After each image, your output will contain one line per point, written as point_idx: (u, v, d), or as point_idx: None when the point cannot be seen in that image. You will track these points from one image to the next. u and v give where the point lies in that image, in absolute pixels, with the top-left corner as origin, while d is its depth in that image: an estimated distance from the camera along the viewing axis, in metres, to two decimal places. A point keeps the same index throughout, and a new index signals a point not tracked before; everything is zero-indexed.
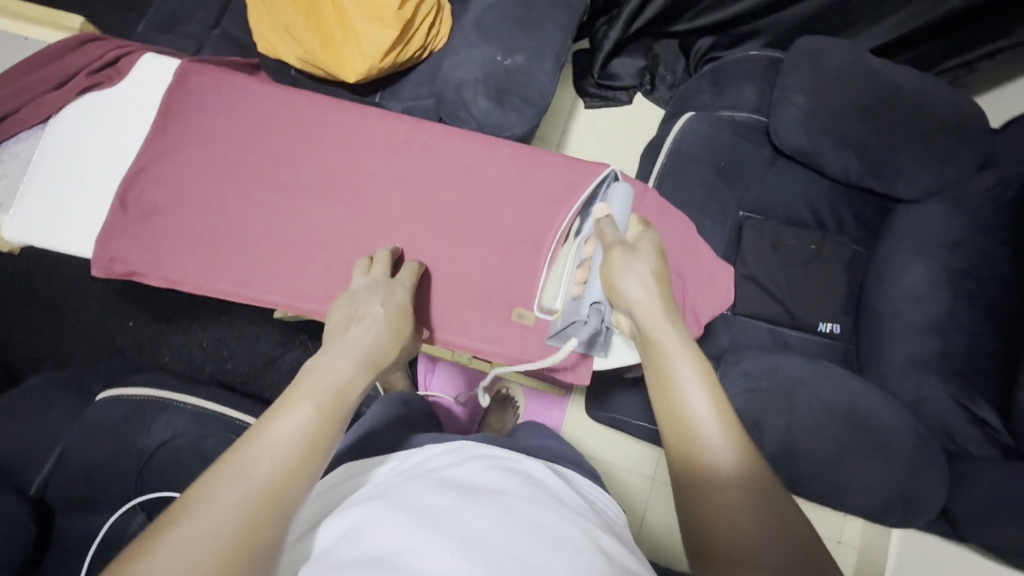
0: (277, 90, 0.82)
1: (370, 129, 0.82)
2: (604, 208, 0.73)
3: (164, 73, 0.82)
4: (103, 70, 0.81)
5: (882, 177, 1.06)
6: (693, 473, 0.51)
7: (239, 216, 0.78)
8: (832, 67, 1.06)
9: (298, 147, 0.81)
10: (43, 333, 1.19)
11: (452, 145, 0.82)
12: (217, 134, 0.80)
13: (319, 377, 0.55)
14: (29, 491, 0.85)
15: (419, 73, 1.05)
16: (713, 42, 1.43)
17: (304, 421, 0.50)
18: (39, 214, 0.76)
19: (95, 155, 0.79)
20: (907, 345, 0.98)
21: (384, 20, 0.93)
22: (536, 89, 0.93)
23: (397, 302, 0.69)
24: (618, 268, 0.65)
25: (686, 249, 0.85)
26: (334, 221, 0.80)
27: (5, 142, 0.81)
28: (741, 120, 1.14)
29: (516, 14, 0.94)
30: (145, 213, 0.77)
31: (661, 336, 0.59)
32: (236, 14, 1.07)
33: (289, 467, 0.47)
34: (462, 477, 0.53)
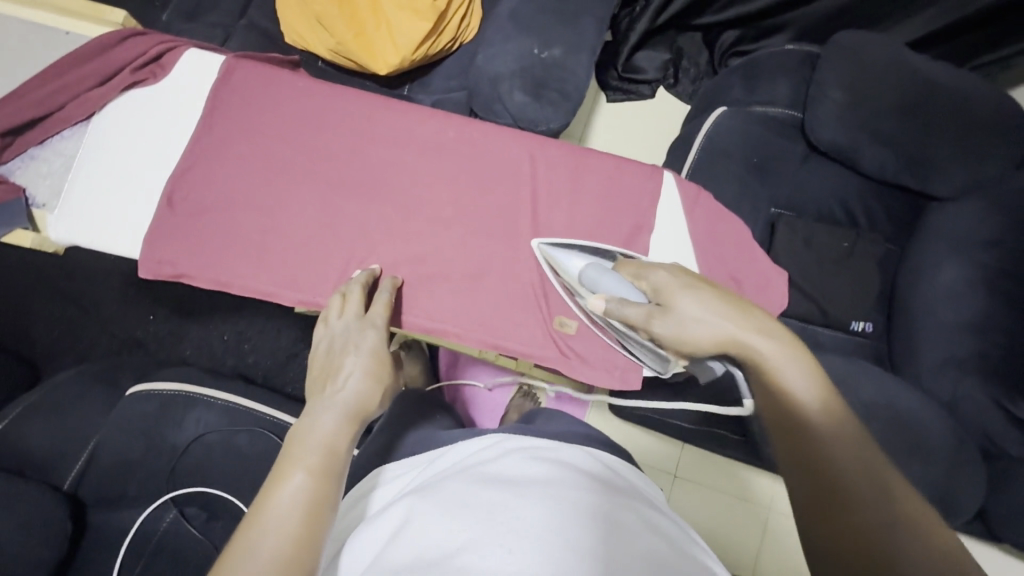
0: (322, 87, 0.81)
1: (413, 126, 0.81)
2: (602, 294, 0.69)
3: (205, 68, 0.80)
4: (147, 66, 0.79)
5: (919, 175, 1.04)
6: (820, 472, 0.48)
7: (287, 217, 0.77)
8: (870, 62, 1.04)
9: (343, 145, 0.79)
10: (66, 327, 1.19)
11: (499, 143, 0.81)
12: (262, 133, 0.79)
13: (302, 445, 0.53)
14: (63, 487, 0.85)
15: (449, 65, 1.03)
16: (738, 36, 1.41)
17: (298, 485, 0.49)
18: (85, 212, 0.74)
19: (140, 150, 0.77)
20: (943, 345, 0.97)
21: (419, 12, 0.91)
22: (572, 82, 0.91)
23: (367, 349, 0.66)
24: (675, 337, 0.61)
25: (742, 252, 0.83)
26: (380, 219, 0.78)
27: (49, 140, 0.79)
28: (774, 115, 1.11)
29: (552, 6, 0.93)
30: (192, 213, 0.75)
31: (718, 328, 0.58)
32: (262, 4, 1.05)
33: (302, 532, 0.46)
34: (504, 467, 0.52)
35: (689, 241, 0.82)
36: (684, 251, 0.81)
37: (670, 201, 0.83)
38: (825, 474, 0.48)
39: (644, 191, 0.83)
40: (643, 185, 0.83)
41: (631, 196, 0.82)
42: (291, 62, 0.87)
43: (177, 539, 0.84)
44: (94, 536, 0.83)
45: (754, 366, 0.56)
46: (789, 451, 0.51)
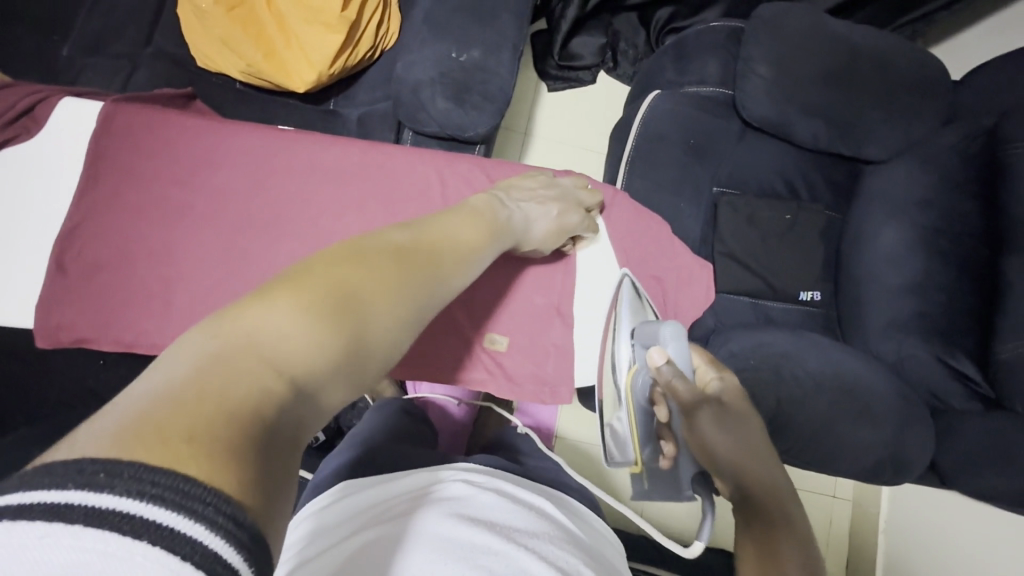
0: (216, 124, 0.78)
1: (324, 157, 0.78)
2: (664, 353, 0.63)
3: (86, 116, 0.76)
4: (18, 121, 0.75)
5: (851, 141, 1.05)
6: (764, 509, 0.49)
7: (191, 266, 0.74)
8: (795, 32, 1.03)
9: (257, 183, 0.77)
10: None
11: (412, 163, 0.79)
12: (156, 180, 0.75)
13: (441, 238, 0.53)
14: None
15: (372, 75, 1.00)
16: (673, 12, 1.40)
17: (443, 258, 0.50)
18: None
19: (22, 212, 0.73)
20: (887, 308, 0.99)
21: (328, 25, 0.87)
22: (495, 84, 0.89)
23: (564, 210, 0.75)
24: (712, 432, 0.55)
25: (664, 244, 0.84)
26: (301, 251, 0.75)
27: None
28: (706, 95, 1.11)
29: (466, 8, 0.90)
30: (86, 272, 0.72)
31: (747, 438, 0.55)
32: (169, 30, 1.01)
33: (456, 264, 0.51)
34: (482, 511, 0.54)
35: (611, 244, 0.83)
36: (603, 254, 0.83)
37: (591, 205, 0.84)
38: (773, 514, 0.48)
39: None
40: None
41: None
42: (183, 98, 0.83)
43: None
44: None
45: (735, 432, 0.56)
46: (742, 493, 0.51)
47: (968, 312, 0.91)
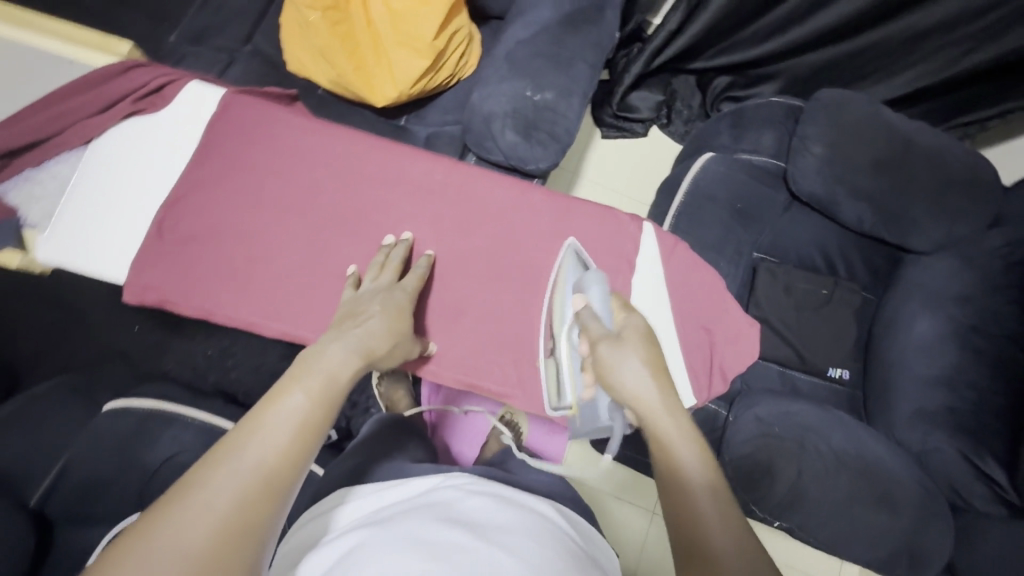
0: (315, 124, 0.83)
1: (409, 169, 0.82)
2: (584, 301, 0.70)
3: (206, 102, 0.83)
4: (147, 97, 0.81)
5: (894, 227, 1.06)
6: (689, 523, 0.50)
7: (275, 251, 0.78)
8: (854, 118, 1.07)
9: (323, 176, 0.81)
10: (45, 333, 1.24)
11: (486, 188, 0.83)
12: (256, 166, 0.80)
13: (271, 416, 0.51)
14: (29, 503, 0.84)
15: (446, 100, 1.07)
16: (730, 81, 1.46)
17: (267, 453, 0.47)
18: (72, 237, 0.75)
19: (131, 178, 0.79)
20: (914, 397, 0.99)
21: (417, 48, 0.93)
22: (562, 125, 0.95)
23: (387, 301, 0.70)
24: (610, 366, 0.62)
25: (716, 299, 0.83)
26: (357, 249, 0.79)
27: (47, 162, 0.79)
28: (760, 164, 1.14)
29: (547, 51, 0.96)
30: (180, 241, 0.77)
31: (645, 392, 0.60)
32: (270, 32, 1.10)
33: (288, 448, 0.49)
34: (470, 511, 0.52)
35: (668, 297, 0.82)
36: (662, 305, 0.81)
37: (651, 252, 0.83)
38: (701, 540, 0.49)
39: (624, 239, 0.83)
40: (625, 235, 0.83)
41: (614, 245, 0.82)
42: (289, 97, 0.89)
43: None
44: (60, 557, 0.82)
45: (679, 502, 0.52)
46: (674, 516, 0.52)
47: (995, 413, 0.90)
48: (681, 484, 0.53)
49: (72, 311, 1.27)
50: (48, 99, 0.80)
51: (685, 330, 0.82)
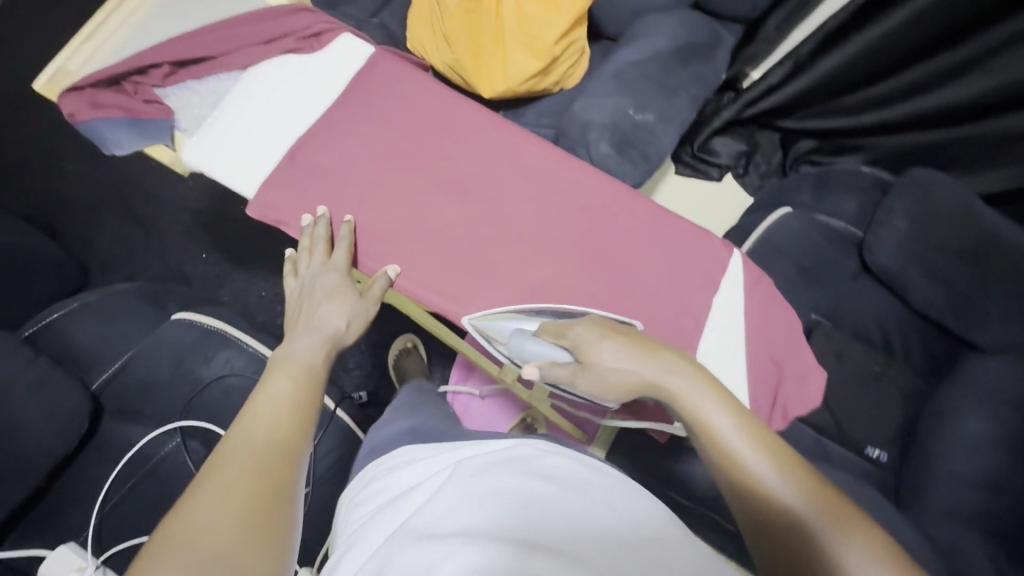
0: (446, 92, 0.87)
1: (523, 148, 0.84)
2: (534, 363, 0.67)
3: (356, 52, 0.88)
4: (307, 39, 0.89)
5: (964, 320, 1.04)
6: (778, 532, 0.49)
7: (384, 198, 0.81)
8: (943, 203, 1.06)
9: (435, 138, 0.84)
10: (126, 245, 1.44)
11: (594, 179, 0.82)
12: (385, 119, 0.84)
13: (263, 401, 0.59)
14: (90, 387, 0.89)
15: (544, 104, 1.12)
16: (814, 146, 1.47)
17: (268, 431, 0.56)
18: (214, 145, 0.82)
19: (272, 105, 0.85)
20: (950, 493, 0.95)
21: (536, 50, 0.98)
22: (656, 148, 0.99)
23: (328, 289, 0.73)
24: (605, 385, 0.62)
25: (791, 342, 0.80)
26: (450, 211, 0.80)
27: (207, 76, 0.88)
28: (834, 228, 1.14)
29: (656, 76, 1.00)
30: (305, 170, 0.81)
31: (637, 372, 0.60)
32: (396, 10, 1.17)
33: (287, 424, 0.58)
34: (502, 470, 0.57)
35: (745, 327, 0.79)
36: (738, 333, 0.78)
37: (735, 279, 0.81)
38: (796, 541, 0.48)
39: (711, 262, 0.81)
40: (715, 258, 0.80)
41: (704, 265, 0.80)
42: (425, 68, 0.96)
43: (169, 468, 0.92)
44: (105, 443, 0.91)
45: (759, 506, 0.51)
46: (761, 522, 0.50)
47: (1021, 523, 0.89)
48: (715, 439, 0.54)
49: (152, 232, 1.45)
50: (225, 21, 0.88)
51: (755, 363, 0.77)
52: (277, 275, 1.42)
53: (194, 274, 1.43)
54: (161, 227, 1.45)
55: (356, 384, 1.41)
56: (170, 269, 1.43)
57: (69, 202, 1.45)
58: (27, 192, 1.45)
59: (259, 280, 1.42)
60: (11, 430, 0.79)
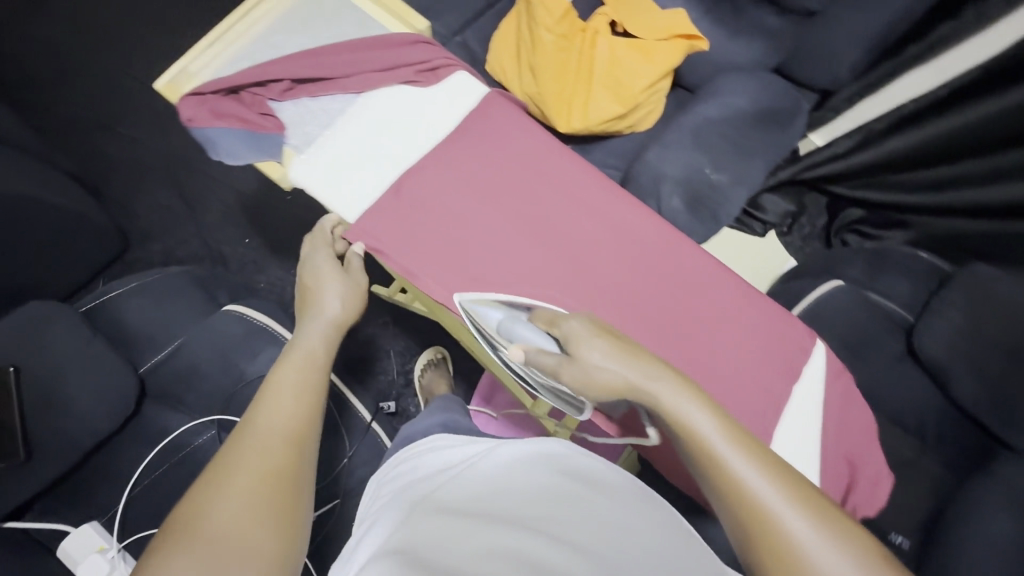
0: (551, 142, 0.87)
1: (622, 209, 0.83)
2: (520, 346, 0.67)
3: (471, 93, 0.89)
4: (424, 72, 0.90)
5: (1007, 421, 1.01)
6: (752, 521, 0.49)
7: (482, 241, 0.81)
8: (1000, 300, 1.05)
9: (537, 186, 0.84)
10: (166, 215, 1.41)
11: (690, 250, 0.82)
12: (490, 162, 0.85)
13: (278, 387, 0.64)
14: (141, 367, 0.91)
15: (613, 144, 1.12)
16: (861, 217, 1.44)
17: (284, 416, 0.61)
18: (324, 167, 0.84)
19: (380, 132, 0.86)
20: None
21: (621, 96, 0.98)
22: (726, 209, 1.00)
23: (316, 272, 0.78)
24: (588, 376, 0.61)
25: (865, 443, 0.77)
26: (535, 255, 0.80)
27: (321, 96, 0.88)
28: (888, 309, 1.14)
29: (735, 137, 1.00)
30: (409, 202, 0.82)
31: (618, 366, 0.60)
32: (480, 30, 1.18)
33: (299, 411, 0.62)
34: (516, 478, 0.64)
35: (822, 422, 0.77)
36: (812, 426, 0.76)
37: (817, 369, 0.79)
38: (767, 527, 0.48)
39: (795, 346, 0.79)
40: (800, 345, 0.79)
41: (787, 350, 0.79)
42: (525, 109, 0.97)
43: (202, 459, 0.92)
44: (142, 426, 0.91)
45: (730, 495, 0.51)
46: (731, 510, 0.50)
47: None
48: (700, 444, 0.54)
49: (193, 206, 1.41)
50: (348, 45, 0.89)
51: (826, 458, 0.76)
52: None
53: (231, 256, 1.39)
54: (205, 204, 1.41)
55: (380, 391, 1.40)
56: (210, 249, 1.39)
57: (117, 163, 1.42)
58: (77, 149, 1.42)
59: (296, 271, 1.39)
60: (64, 402, 0.79)
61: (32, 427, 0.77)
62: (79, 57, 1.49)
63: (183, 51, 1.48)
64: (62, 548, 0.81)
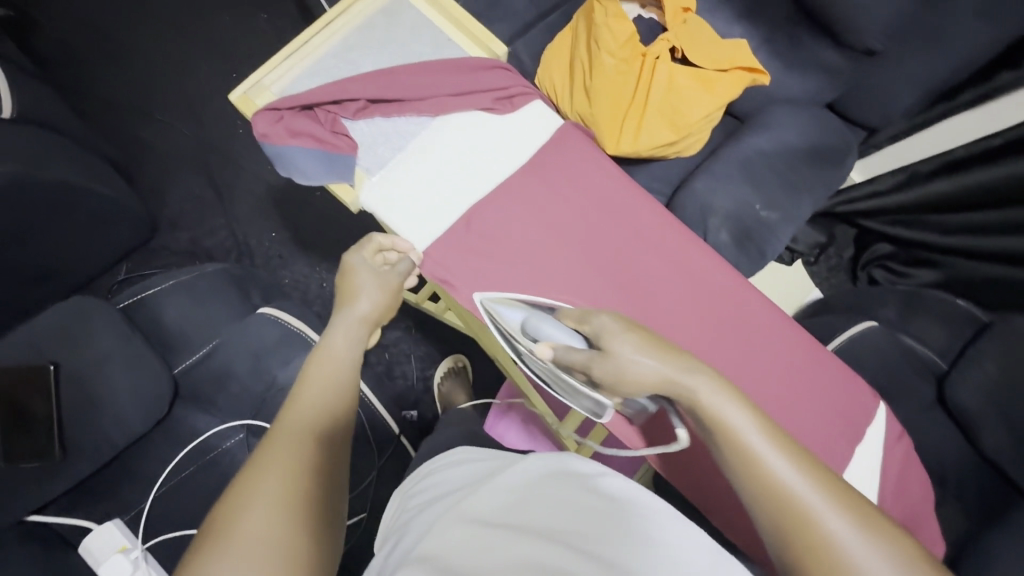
0: (629, 184, 0.86)
1: (695, 257, 0.82)
2: (548, 341, 0.66)
3: (546, 126, 0.89)
4: (503, 100, 0.89)
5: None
6: (795, 529, 0.46)
7: (551, 281, 0.81)
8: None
9: (609, 225, 0.83)
10: (196, 204, 1.38)
11: (760, 304, 0.81)
12: (564, 200, 0.84)
13: (310, 389, 0.61)
14: (175, 370, 0.90)
15: (658, 168, 1.11)
16: (890, 252, 1.39)
17: (317, 420, 0.58)
18: (394, 191, 0.84)
19: (449, 157, 0.86)
20: None
21: (675, 124, 0.97)
22: (773, 246, 0.99)
23: (350, 268, 0.74)
24: (619, 373, 0.59)
25: (915, 514, 0.74)
26: (605, 299, 0.80)
27: (394, 116, 0.87)
28: (920, 352, 1.13)
29: (787, 175, 0.99)
30: (481, 237, 0.82)
31: (649, 366, 0.57)
32: (531, 41, 1.16)
33: (332, 415, 0.60)
34: (548, 494, 0.61)
35: (878, 485, 0.76)
36: (866, 486, 0.76)
37: (877, 432, 0.77)
38: (811, 530, 0.45)
39: (858, 410, 0.78)
40: (863, 407, 0.78)
41: (847, 412, 0.78)
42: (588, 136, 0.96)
43: (229, 462, 0.91)
44: (172, 428, 0.90)
45: (771, 502, 0.47)
46: (768, 515, 0.47)
47: None
48: (736, 441, 0.50)
49: (223, 197, 1.39)
50: (425, 68, 0.88)
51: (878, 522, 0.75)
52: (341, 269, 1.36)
53: (257, 249, 1.37)
54: (234, 195, 1.39)
55: (400, 397, 1.38)
56: (237, 241, 1.37)
57: (149, 147, 1.40)
58: (109, 130, 1.40)
59: (321, 269, 1.36)
60: (98, 401, 0.77)
61: (68, 426, 0.76)
62: (116, 35, 1.46)
63: (221, 38, 1.46)
64: (82, 546, 0.80)
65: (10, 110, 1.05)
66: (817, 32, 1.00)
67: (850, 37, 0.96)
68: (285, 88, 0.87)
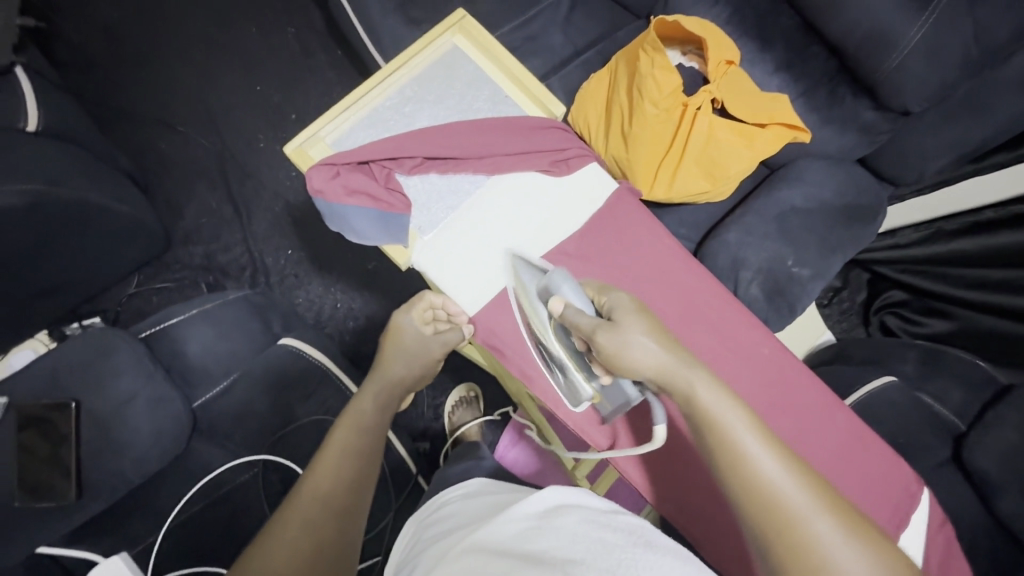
0: (678, 250, 0.87)
1: (747, 336, 0.83)
2: (562, 299, 0.69)
3: (601, 189, 0.89)
4: (558, 161, 0.89)
5: None
6: (782, 537, 0.47)
7: None
8: None
9: (658, 293, 0.85)
10: (211, 218, 1.36)
11: (807, 381, 0.82)
12: (616, 267, 0.86)
13: (332, 446, 0.66)
14: (193, 404, 0.89)
15: (687, 213, 1.10)
16: (904, 299, 1.35)
17: (327, 479, 0.62)
18: (442, 247, 0.84)
19: (495, 211, 0.86)
20: None
21: (710, 176, 0.97)
22: (803, 302, 0.99)
23: (394, 333, 0.84)
24: (614, 351, 0.61)
25: None
26: None
27: (448, 172, 0.86)
28: (939, 413, 1.05)
29: (822, 233, 0.98)
30: None
31: (658, 351, 0.59)
32: (566, 77, 1.15)
33: (343, 469, 0.64)
34: (551, 523, 0.56)
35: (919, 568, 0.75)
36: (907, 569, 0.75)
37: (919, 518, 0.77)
38: (795, 534, 0.47)
39: (899, 490, 0.79)
40: (905, 490, 0.79)
41: (885, 493, 0.79)
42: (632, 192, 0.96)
43: (243, 496, 0.87)
44: (185, 462, 0.87)
45: (758, 509, 0.48)
46: (756, 519, 0.48)
47: None
48: (730, 443, 0.51)
49: (240, 212, 1.37)
50: (484, 125, 0.87)
51: None
52: (356, 290, 1.34)
53: (272, 267, 1.35)
54: (251, 210, 1.37)
55: (410, 425, 1.36)
56: (251, 257, 1.35)
57: (167, 158, 1.38)
58: (128, 139, 1.39)
59: (336, 289, 1.34)
60: (120, 447, 0.78)
61: (86, 465, 0.78)
62: (140, 41, 1.44)
63: (247, 49, 1.44)
64: None
65: (35, 125, 1.03)
66: (858, 90, 1.02)
67: (890, 99, 0.96)
68: (339, 140, 0.87)
